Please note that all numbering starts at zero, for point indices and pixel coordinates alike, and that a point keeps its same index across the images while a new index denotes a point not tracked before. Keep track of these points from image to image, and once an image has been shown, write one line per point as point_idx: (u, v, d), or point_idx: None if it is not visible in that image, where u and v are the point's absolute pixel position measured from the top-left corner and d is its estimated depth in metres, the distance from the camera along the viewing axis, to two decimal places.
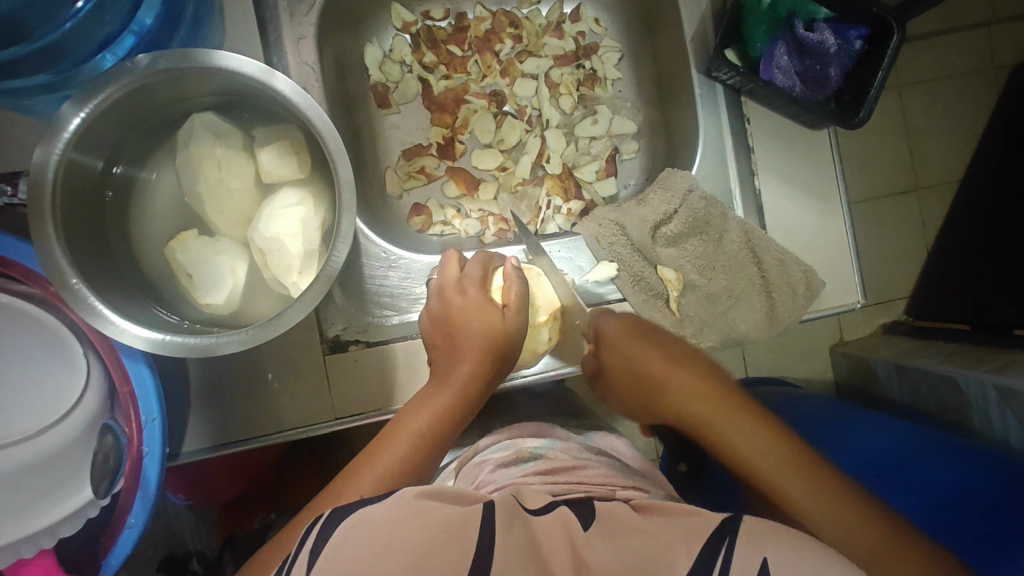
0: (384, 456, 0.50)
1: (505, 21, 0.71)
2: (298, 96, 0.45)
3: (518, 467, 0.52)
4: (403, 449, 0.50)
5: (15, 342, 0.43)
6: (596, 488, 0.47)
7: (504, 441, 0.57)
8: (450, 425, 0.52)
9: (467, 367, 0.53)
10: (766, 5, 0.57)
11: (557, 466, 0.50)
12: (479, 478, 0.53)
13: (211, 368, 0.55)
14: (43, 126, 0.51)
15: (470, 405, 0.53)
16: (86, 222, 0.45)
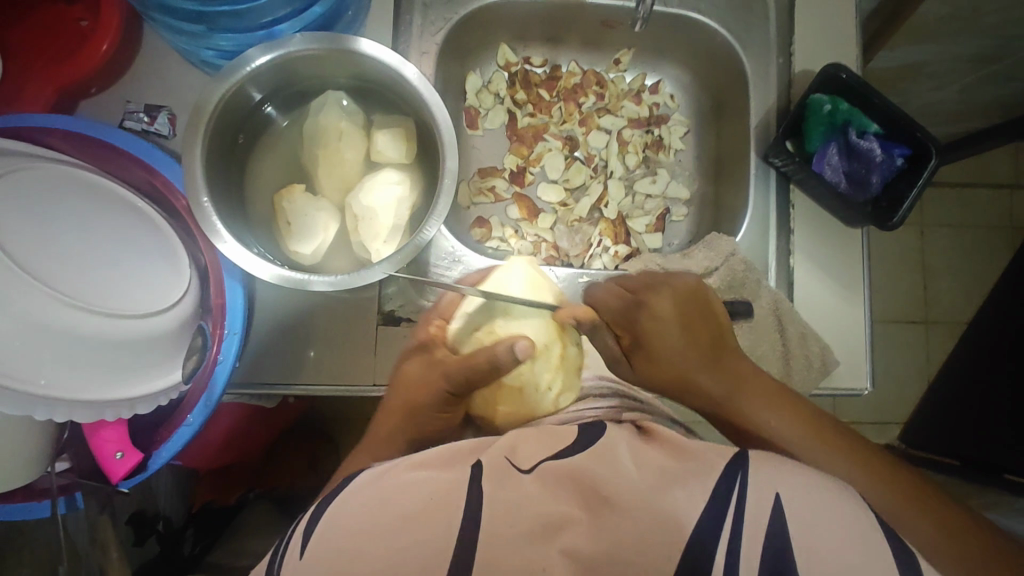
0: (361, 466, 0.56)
1: (593, 79, 0.80)
2: (423, 88, 0.53)
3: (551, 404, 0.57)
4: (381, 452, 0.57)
5: (125, 233, 0.44)
6: (609, 415, 0.53)
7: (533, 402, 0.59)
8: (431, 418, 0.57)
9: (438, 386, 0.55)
10: (827, 111, 0.65)
11: (573, 413, 0.54)
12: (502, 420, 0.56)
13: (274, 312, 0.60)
14: (191, 73, 0.60)
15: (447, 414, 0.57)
16: (224, 153, 0.53)
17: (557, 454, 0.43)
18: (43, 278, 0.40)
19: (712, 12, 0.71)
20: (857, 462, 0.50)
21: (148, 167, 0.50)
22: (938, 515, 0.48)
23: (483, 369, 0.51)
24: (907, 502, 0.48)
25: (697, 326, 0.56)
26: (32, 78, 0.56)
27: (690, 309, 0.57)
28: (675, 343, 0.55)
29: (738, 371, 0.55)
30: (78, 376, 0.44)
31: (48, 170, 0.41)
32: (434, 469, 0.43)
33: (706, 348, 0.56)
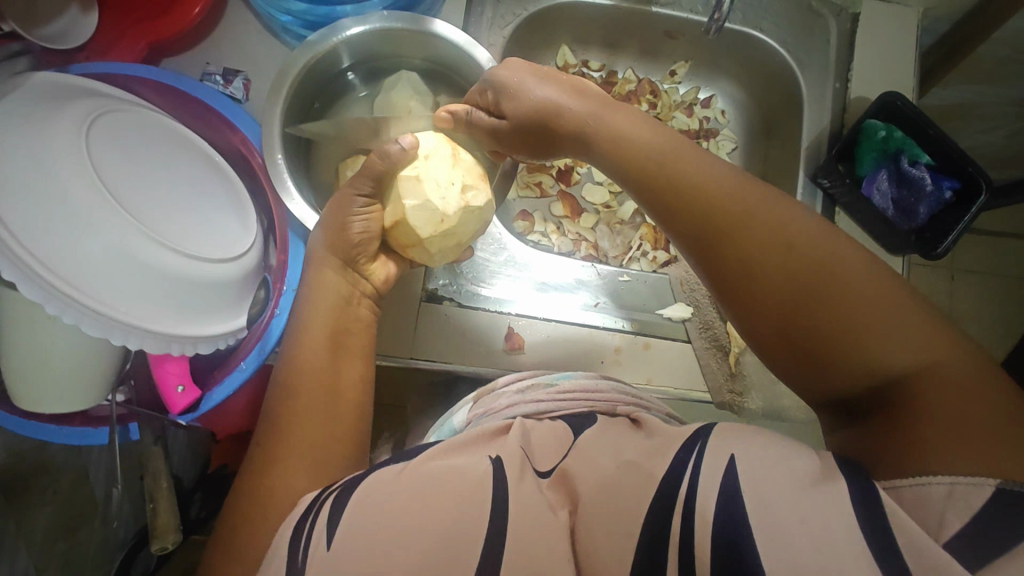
0: (319, 363, 0.47)
1: (648, 87, 0.82)
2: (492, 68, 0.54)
3: (534, 388, 0.53)
4: (325, 321, 0.48)
5: (198, 179, 0.47)
6: (601, 404, 0.50)
7: (513, 382, 0.56)
8: (342, 358, 0.48)
9: (331, 298, 0.49)
10: (880, 137, 0.66)
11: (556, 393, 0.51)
12: (492, 404, 0.52)
13: None
14: (271, 44, 0.62)
15: (326, 335, 0.47)
16: (299, 116, 0.56)
17: (560, 457, 0.43)
18: (127, 205, 0.41)
19: (774, 31, 0.73)
20: (868, 295, 0.38)
21: (229, 123, 0.53)
22: (960, 374, 0.35)
23: (375, 165, 0.47)
24: (905, 340, 0.37)
25: (686, 146, 0.47)
26: (124, 34, 0.59)
27: (667, 135, 0.48)
28: (721, 188, 0.44)
29: (748, 192, 0.44)
30: (152, 308, 0.42)
31: (145, 117, 0.46)
32: (460, 456, 0.42)
33: (695, 160, 0.46)
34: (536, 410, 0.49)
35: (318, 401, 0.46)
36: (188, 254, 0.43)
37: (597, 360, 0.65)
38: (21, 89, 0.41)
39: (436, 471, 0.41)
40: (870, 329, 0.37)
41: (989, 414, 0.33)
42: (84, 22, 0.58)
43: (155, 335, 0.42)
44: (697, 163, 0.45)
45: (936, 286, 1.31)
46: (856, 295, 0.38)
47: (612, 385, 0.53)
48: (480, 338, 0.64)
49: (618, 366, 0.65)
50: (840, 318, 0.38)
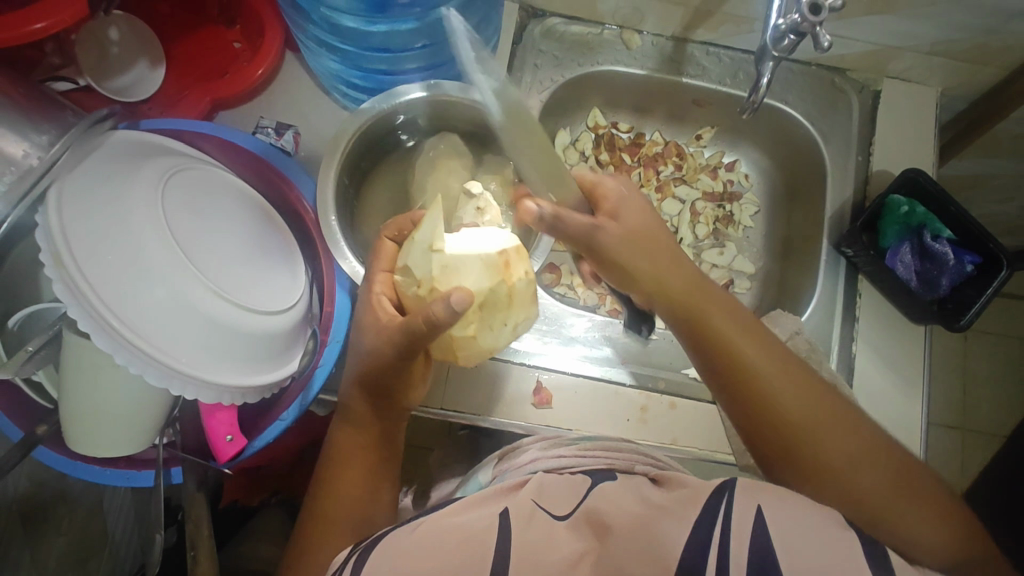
0: (353, 486, 0.51)
1: (674, 150, 0.85)
2: None
3: (555, 445, 0.54)
4: (358, 447, 0.52)
5: (255, 231, 0.50)
6: (620, 462, 0.51)
7: (537, 443, 0.56)
8: (374, 476, 0.52)
9: (368, 431, 0.52)
10: (904, 212, 0.68)
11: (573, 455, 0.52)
12: (513, 466, 0.54)
13: None
14: (324, 102, 0.66)
15: (363, 465, 0.52)
16: (349, 180, 0.58)
17: (574, 502, 0.45)
18: (195, 261, 0.43)
19: (799, 105, 0.76)
20: (795, 387, 0.51)
21: (283, 179, 0.55)
22: (869, 460, 0.49)
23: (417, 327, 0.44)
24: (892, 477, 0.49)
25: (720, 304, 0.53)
26: (188, 90, 0.63)
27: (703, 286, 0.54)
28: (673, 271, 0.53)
29: (756, 342, 0.52)
30: (210, 360, 0.43)
31: (212, 174, 0.49)
32: (477, 510, 0.45)
33: (728, 321, 0.53)
34: (561, 462, 0.51)
35: (350, 522, 0.50)
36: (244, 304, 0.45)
37: (622, 417, 0.66)
38: (104, 146, 0.44)
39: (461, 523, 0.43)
40: (862, 469, 0.49)
41: (895, 503, 0.48)
42: (151, 77, 0.61)
43: (210, 386, 0.43)
44: (726, 329, 0.52)
45: (950, 344, 1.32)
46: (849, 447, 0.49)
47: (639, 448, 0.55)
48: (510, 390, 0.65)
49: (644, 425, 0.66)
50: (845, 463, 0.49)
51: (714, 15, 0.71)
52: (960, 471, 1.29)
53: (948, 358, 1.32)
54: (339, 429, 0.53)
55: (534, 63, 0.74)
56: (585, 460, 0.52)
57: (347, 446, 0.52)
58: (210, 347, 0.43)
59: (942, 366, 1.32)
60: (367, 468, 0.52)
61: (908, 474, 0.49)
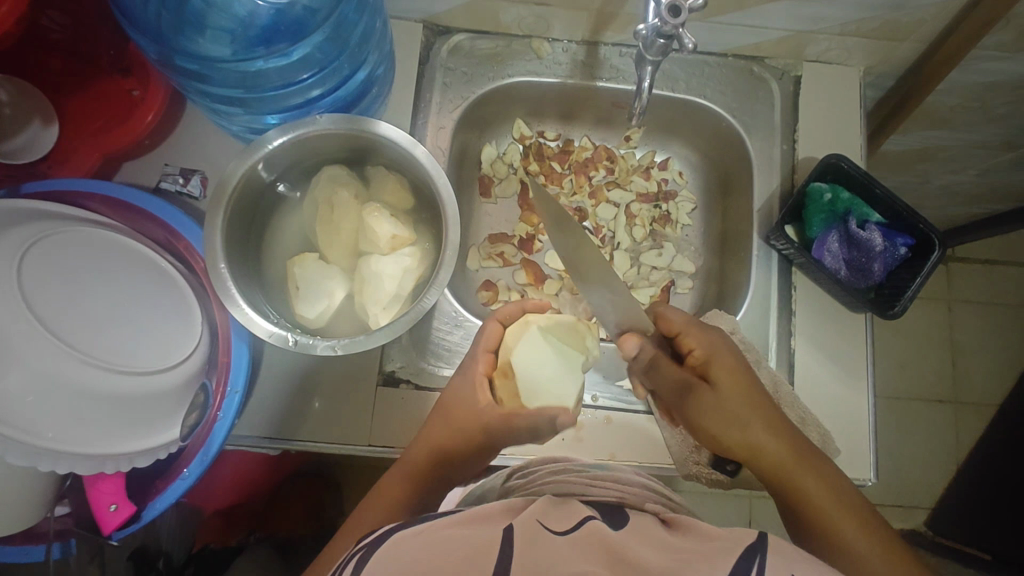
0: (390, 498, 0.56)
1: (603, 154, 0.83)
2: (430, 164, 0.56)
3: (582, 472, 0.58)
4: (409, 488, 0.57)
5: (144, 292, 0.48)
6: (632, 498, 0.54)
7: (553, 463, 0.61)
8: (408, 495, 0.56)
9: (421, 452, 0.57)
10: (826, 200, 0.67)
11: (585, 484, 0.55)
12: (531, 478, 0.58)
13: (274, 378, 0.64)
14: (227, 145, 0.66)
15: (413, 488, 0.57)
16: (243, 222, 0.57)
17: (576, 520, 0.44)
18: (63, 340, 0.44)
19: (718, 99, 0.75)
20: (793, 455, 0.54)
21: (172, 229, 0.54)
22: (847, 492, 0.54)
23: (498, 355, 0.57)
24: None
25: (746, 385, 0.56)
26: (82, 146, 0.62)
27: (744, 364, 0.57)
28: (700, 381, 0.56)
29: (781, 426, 0.56)
30: (82, 428, 0.46)
31: (87, 235, 0.45)
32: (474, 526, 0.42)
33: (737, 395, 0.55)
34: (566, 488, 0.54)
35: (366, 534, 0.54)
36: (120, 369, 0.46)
37: (558, 437, 0.65)
38: None
39: (456, 537, 0.41)
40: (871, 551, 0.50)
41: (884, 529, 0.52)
42: (45, 135, 0.60)
43: (86, 458, 0.46)
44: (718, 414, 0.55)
45: (934, 319, 1.29)
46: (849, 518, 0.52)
47: (642, 487, 0.58)
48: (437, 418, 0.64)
49: (580, 442, 0.64)
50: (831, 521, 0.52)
51: (617, 18, 0.69)
52: (955, 446, 1.25)
53: (932, 332, 1.29)
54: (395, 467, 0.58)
55: (444, 82, 0.72)
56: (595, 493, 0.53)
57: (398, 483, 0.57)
58: (85, 415, 0.46)
59: (927, 340, 1.29)
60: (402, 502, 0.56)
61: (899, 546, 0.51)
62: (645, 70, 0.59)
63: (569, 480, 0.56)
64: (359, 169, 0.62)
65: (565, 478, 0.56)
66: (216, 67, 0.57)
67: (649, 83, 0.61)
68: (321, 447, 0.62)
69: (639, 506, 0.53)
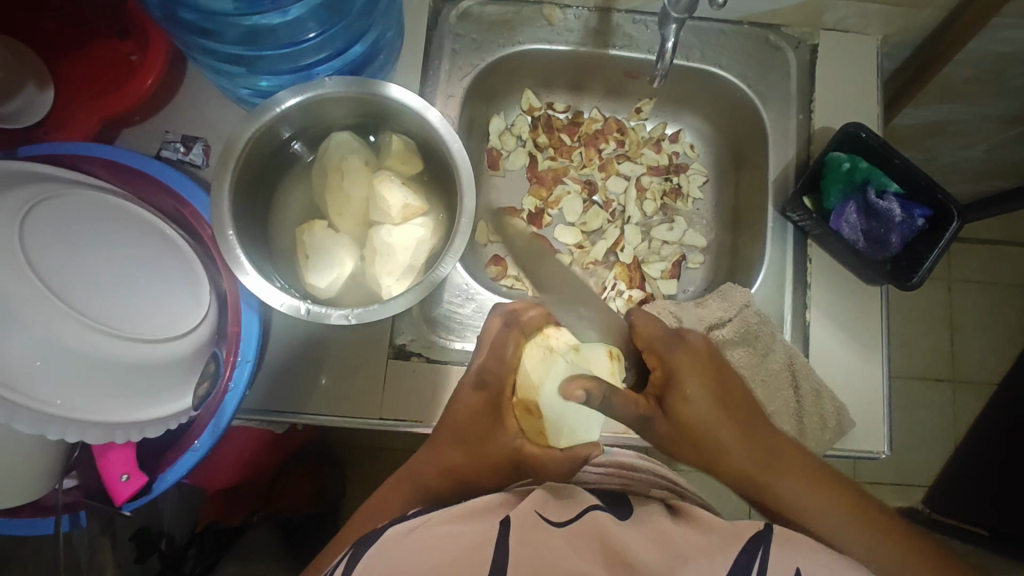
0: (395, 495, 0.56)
1: (614, 126, 0.81)
2: (443, 128, 0.54)
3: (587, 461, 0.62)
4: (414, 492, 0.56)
5: (152, 260, 0.47)
6: (637, 486, 0.58)
7: None
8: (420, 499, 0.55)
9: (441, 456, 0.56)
10: (845, 169, 0.65)
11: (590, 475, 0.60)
12: None
13: (283, 352, 0.62)
14: (230, 111, 0.64)
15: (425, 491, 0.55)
16: (251, 190, 0.55)
17: (574, 511, 0.48)
18: (69, 304, 0.41)
19: (733, 68, 0.73)
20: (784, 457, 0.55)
21: (176, 195, 0.52)
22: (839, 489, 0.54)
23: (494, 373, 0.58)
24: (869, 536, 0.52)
25: (708, 376, 0.57)
26: (79, 110, 0.59)
27: (716, 363, 0.59)
28: (689, 377, 0.57)
29: (749, 424, 0.56)
30: (92, 400, 0.44)
31: (93, 200, 0.44)
32: (465, 525, 0.46)
33: (709, 384, 0.57)
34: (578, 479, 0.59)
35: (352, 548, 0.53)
36: (133, 337, 0.44)
37: None
38: None
39: (450, 535, 0.44)
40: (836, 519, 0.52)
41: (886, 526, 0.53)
42: (41, 100, 0.58)
43: (95, 425, 0.44)
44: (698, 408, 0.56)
45: (934, 297, 1.29)
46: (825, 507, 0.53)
47: (653, 474, 0.61)
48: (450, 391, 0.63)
49: None
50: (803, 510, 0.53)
51: None
52: (952, 423, 1.26)
53: (932, 311, 1.29)
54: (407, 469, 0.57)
55: (453, 49, 0.70)
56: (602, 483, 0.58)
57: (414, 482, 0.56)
58: (95, 385, 0.44)
59: (927, 318, 1.29)
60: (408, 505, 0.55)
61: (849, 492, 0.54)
62: (670, 27, 0.58)
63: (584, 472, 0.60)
64: (367, 134, 0.60)
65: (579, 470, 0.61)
66: (218, 22, 0.55)
67: (673, 45, 0.60)
68: (332, 421, 0.61)
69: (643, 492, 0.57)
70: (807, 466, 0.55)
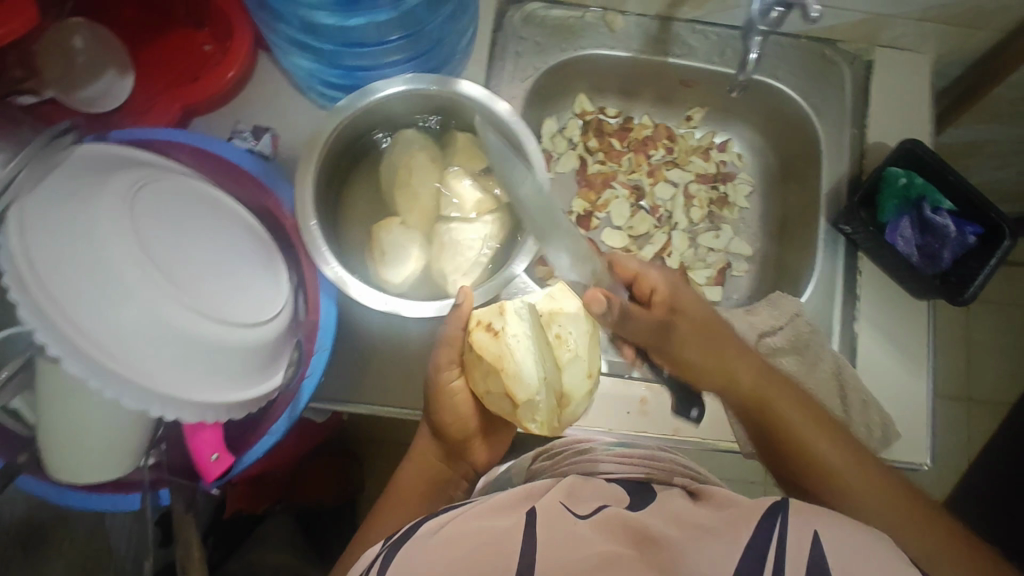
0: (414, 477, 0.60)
1: (664, 133, 0.83)
2: (517, 127, 0.56)
3: (604, 451, 0.60)
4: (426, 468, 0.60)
5: (240, 246, 0.49)
6: (659, 471, 0.56)
7: (577, 446, 0.62)
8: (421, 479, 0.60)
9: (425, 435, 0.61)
10: (901, 184, 0.67)
11: (613, 462, 0.57)
12: (554, 466, 0.59)
13: (347, 344, 0.64)
14: (303, 104, 0.65)
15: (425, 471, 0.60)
16: (327, 185, 0.57)
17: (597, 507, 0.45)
18: (167, 274, 0.42)
19: (789, 80, 0.74)
20: (810, 435, 0.52)
21: (263, 186, 0.54)
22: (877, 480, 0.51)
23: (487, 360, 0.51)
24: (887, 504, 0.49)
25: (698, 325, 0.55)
26: (157, 96, 0.60)
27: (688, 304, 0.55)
28: (693, 337, 0.54)
29: (714, 344, 0.55)
30: (186, 377, 0.41)
31: (184, 186, 0.48)
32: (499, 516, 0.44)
33: (699, 335, 0.55)
34: (596, 467, 0.56)
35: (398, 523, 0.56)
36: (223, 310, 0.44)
37: (624, 410, 0.65)
38: (68, 162, 0.43)
39: (480, 525, 0.43)
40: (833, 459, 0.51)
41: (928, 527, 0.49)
42: (121, 84, 0.59)
43: (190, 404, 0.41)
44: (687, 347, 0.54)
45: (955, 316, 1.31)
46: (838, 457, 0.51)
47: (676, 462, 0.59)
48: None
49: (644, 416, 0.65)
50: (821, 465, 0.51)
51: None
52: (967, 440, 1.28)
53: (954, 329, 1.31)
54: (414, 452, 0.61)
55: (516, 51, 0.72)
56: (622, 471, 0.55)
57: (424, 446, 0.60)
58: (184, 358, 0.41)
59: (946, 336, 1.31)
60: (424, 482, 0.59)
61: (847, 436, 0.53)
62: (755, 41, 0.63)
63: (599, 460, 0.57)
64: (430, 131, 0.61)
65: (593, 458, 0.58)
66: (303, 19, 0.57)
67: (754, 56, 0.66)
68: (385, 410, 0.63)
69: (667, 481, 0.54)
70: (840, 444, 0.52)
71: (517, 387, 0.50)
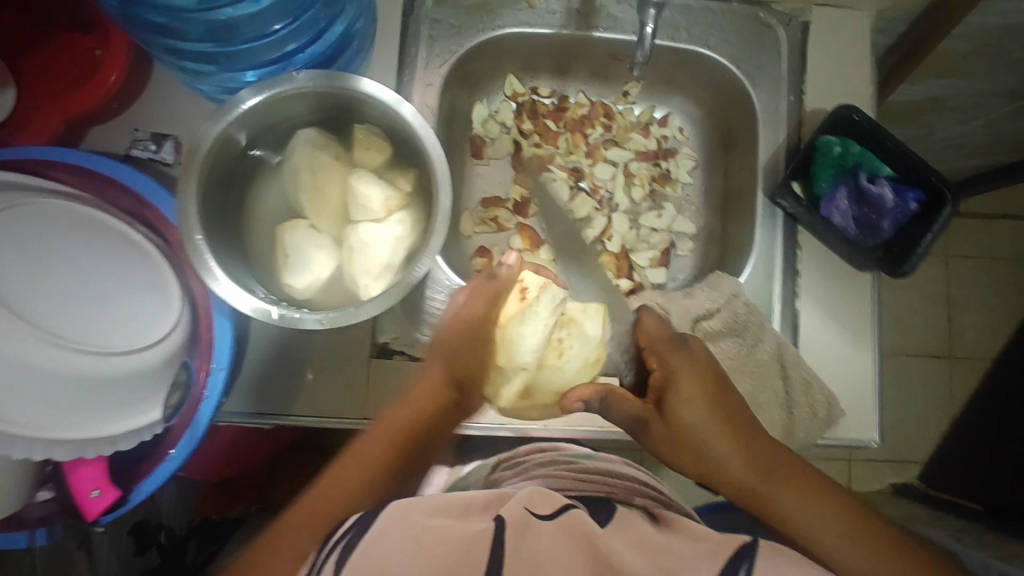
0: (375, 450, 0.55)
1: (601, 111, 0.79)
2: (419, 124, 0.52)
3: (568, 464, 0.59)
4: (409, 422, 0.56)
5: (121, 273, 0.48)
6: (620, 492, 0.55)
7: (542, 456, 0.61)
8: (395, 448, 0.56)
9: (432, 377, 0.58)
10: (836, 153, 0.64)
11: (582, 478, 0.56)
12: (515, 477, 0.58)
13: (267, 356, 0.61)
14: (203, 106, 0.61)
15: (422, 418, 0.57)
16: (220, 194, 0.53)
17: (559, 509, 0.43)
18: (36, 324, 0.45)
19: (721, 48, 0.70)
20: (788, 495, 0.54)
21: (145, 200, 0.51)
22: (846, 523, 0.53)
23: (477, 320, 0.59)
24: (865, 542, 0.52)
25: (706, 386, 0.57)
26: (41, 110, 0.57)
27: (709, 377, 0.58)
28: (701, 407, 0.56)
29: (719, 409, 0.57)
30: (61, 419, 0.48)
31: (52, 209, 0.45)
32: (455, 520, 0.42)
33: (703, 397, 0.57)
34: (556, 483, 0.54)
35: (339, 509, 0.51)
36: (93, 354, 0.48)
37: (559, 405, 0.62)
38: None
39: (435, 530, 0.41)
40: (817, 519, 0.53)
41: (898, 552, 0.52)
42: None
43: (67, 442, 0.49)
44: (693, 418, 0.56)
45: (932, 275, 1.27)
46: (825, 523, 0.53)
47: (635, 482, 0.58)
48: None
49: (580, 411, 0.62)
50: (805, 530, 0.53)
51: None
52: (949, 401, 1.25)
53: (931, 288, 1.28)
54: (400, 404, 0.57)
55: (430, 35, 0.68)
56: (582, 490, 0.54)
57: (421, 393, 0.58)
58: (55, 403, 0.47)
59: (924, 297, 1.28)
60: (391, 451, 0.55)
61: (838, 501, 0.54)
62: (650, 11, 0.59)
63: (559, 476, 0.56)
64: (331, 129, 0.58)
65: (552, 474, 0.56)
66: (182, 18, 0.53)
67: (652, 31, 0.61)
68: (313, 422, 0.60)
69: (626, 501, 0.54)
70: (816, 494, 0.54)
71: (507, 350, 0.60)
